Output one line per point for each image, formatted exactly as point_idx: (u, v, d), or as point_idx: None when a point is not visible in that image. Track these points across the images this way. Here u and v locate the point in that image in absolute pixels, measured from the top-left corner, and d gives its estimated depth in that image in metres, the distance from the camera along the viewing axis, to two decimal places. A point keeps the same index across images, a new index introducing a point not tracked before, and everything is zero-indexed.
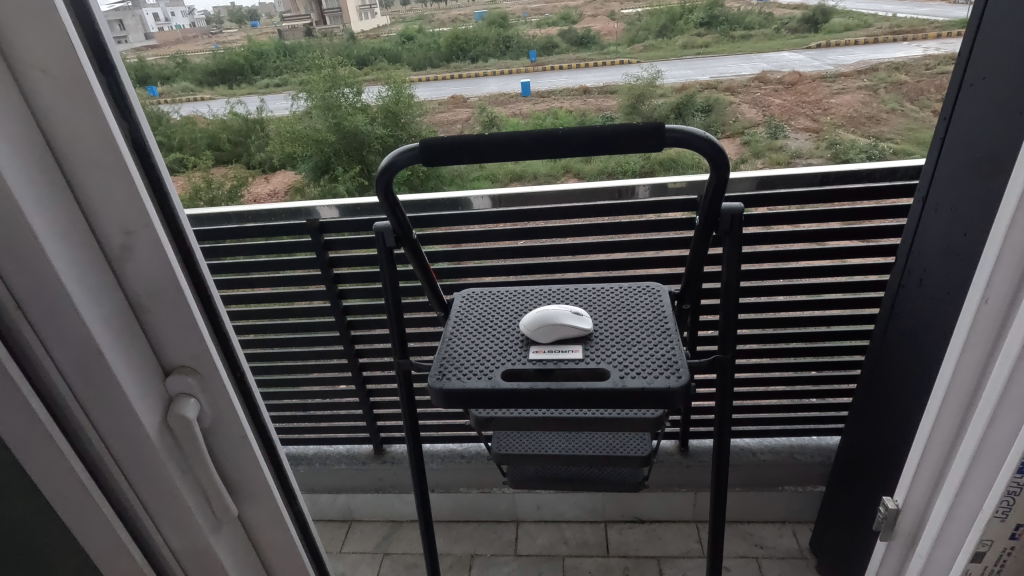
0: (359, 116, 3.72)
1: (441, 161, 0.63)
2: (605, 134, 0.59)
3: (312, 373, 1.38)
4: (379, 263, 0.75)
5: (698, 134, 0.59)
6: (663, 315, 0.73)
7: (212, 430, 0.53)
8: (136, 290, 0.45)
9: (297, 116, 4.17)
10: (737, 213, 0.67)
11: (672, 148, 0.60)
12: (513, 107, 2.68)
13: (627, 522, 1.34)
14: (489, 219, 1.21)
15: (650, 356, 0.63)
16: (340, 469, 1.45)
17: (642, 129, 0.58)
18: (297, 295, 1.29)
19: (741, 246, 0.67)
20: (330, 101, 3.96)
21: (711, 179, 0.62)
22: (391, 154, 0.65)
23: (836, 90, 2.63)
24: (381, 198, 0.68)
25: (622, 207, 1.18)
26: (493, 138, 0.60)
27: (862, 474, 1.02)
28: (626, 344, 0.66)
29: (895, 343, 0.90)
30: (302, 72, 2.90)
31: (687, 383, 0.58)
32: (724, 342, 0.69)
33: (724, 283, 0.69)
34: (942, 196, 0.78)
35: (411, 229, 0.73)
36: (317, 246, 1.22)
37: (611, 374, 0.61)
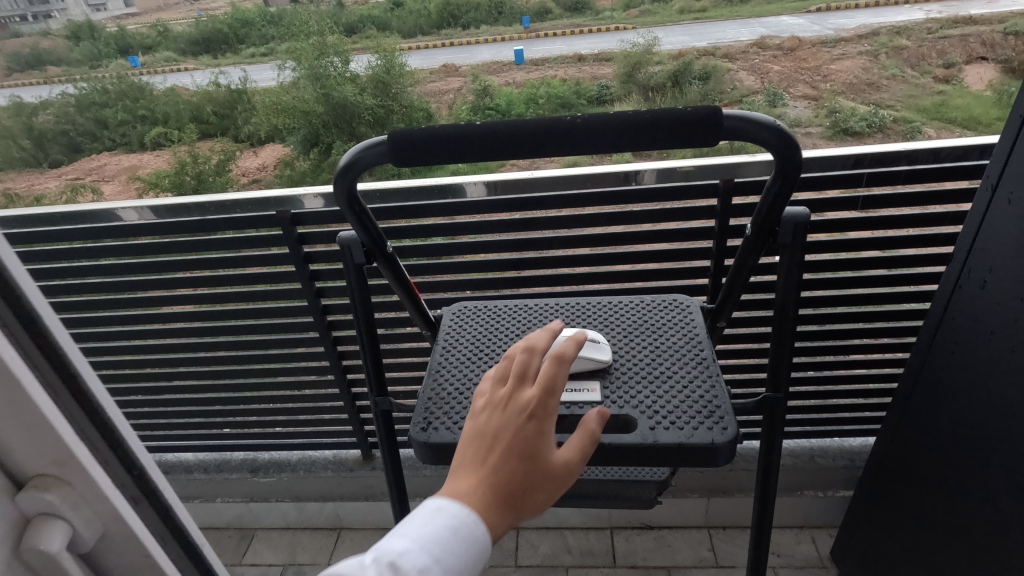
0: (345, 87, 3.54)
1: (425, 159, 0.53)
2: (642, 121, 0.49)
3: (292, 375, 1.29)
4: (346, 279, 0.67)
5: (764, 122, 0.51)
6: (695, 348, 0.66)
7: (99, 553, 0.39)
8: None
9: (286, 89, 4.02)
10: (801, 220, 0.58)
11: (733, 141, 0.51)
12: (504, 79, 2.77)
13: (635, 528, 1.26)
14: (483, 208, 1.10)
15: (686, 400, 0.58)
16: (326, 476, 1.37)
17: (694, 115, 0.49)
18: (273, 294, 1.20)
19: (801, 257, 0.59)
20: (316, 71, 3.84)
21: (777, 169, 0.55)
22: (358, 148, 0.55)
23: (836, 55, 2.61)
24: (342, 205, 0.60)
25: (629, 193, 1.07)
26: (507, 127, 0.50)
27: (895, 485, 0.94)
28: (657, 385, 0.60)
29: (945, 348, 0.81)
30: (286, 40, 2.81)
31: (734, 437, 0.52)
32: (776, 367, 0.63)
33: (780, 298, 0.60)
34: (1018, 185, 0.67)
35: (384, 242, 0.65)
36: (290, 239, 1.10)
37: (637, 422, 0.56)
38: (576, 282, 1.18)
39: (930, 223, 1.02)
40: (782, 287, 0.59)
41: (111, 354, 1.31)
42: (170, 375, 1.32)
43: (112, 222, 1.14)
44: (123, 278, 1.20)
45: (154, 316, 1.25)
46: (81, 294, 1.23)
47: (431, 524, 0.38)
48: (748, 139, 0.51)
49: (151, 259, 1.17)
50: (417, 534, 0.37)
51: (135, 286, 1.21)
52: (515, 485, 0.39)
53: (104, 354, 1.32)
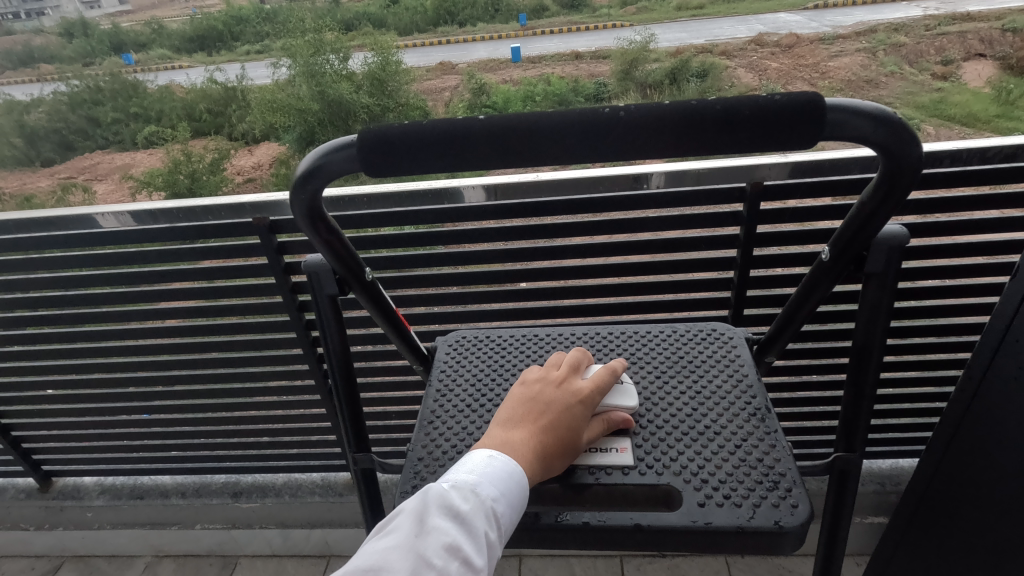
0: (348, 84, 4.81)
1: (421, 165, 0.44)
2: (713, 113, 0.41)
3: (276, 394, 1.23)
4: (317, 308, 0.62)
5: (873, 113, 0.43)
6: (705, 382, 0.69)
7: None
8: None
9: (289, 82, 5.16)
10: (902, 241, 0.54)
11: (834, 136, 0.43)
12: (505, 74, 5.17)
13: (646, 556, 1.25)
14: (481, 213, 1.02)
15: (739, 474, 0.57)
16: (314, 502, 1.31)
17: (786, 104, 0.40)
18: (255, 308, 1.12)
19: (896, 285, 0.57)
20: (314, 71, 4.96)
21: (886, 175, 0.48)
22: (324, 152, 0.47)
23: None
24: (304, 227, 0.53)
25: (636, 198, 1.00)
26: (547, 120, 0.41)
27: (944, 523, 0.86)
28: (704, 454, 0.59)
29: (1006, 378, 0.72)
30: None
31: (802, 519, 0.51)
32: (851, 422, 0.65)
33: (864, 327, 0.60)
34: None
35: (362, 269, 0.60)
36: (269, 249, 1.03)
37: (681, 492, 0.56)
38: (575, 297, 1.12)
39: (921, 234, 1.04)
40: (867, 331, 0.60)
41: (83, 371, 1.23)
42: (147, 392, 1.25)
43: (73, 231, 1.04)
44: (94, 291, 1.12)
45: (132, 331, 1.17)
46: (49, 307, 1.14)
47: (496, 464, 0.47)
48: (850, 134, 0.43)
49: (118, 271, 1.09)
50: (486, 468, 0.47)
51: (99, 301, 1.13)
52: (556, 441, 0.51)
53: (71, 369, 1.23)
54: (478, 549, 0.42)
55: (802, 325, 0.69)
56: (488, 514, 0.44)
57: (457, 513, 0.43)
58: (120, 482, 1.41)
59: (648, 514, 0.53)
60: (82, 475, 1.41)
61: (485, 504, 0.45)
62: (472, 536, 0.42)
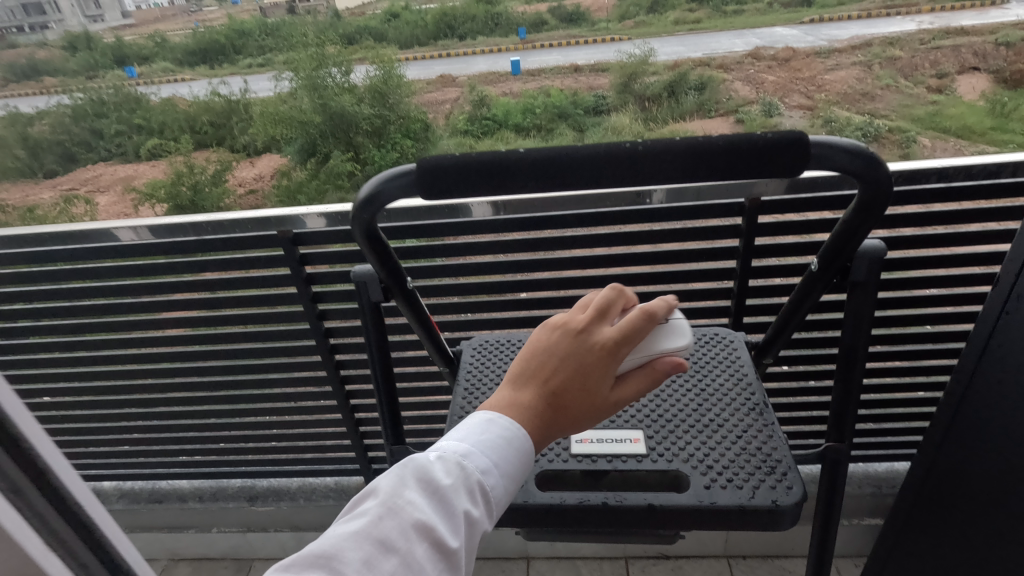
0: (343, 95, 2.52)
1: (458, 193, 0.56)
2: (717, 148, 0.52)
3: (295, 399, 1.28)
4: (363, 309, 0.76)
5: (853, 148, 0.54)
6: (713, 397, 0.81)
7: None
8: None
9: None
10: (878, 255, 0.64)
11: (818, 166, 0.54)
12: None
13: None
14: (494, 227, 1.08)
15: (742, 467, 0.68)
16: (329, 505, 1.35)
17: (777, 140, 0.51)
18: (275, 316, 1.17)
19: (876, 293, 0.66)
20: (316, 85, 2.67)
21: (862, 196, 0.58)
22: (380, 182, 0.59)
23: (830, 66, 2.06)
24: (361, 243, 0.65)
25: (641, 212, 1.05)
26: (581, 152, 0.53)
27: (938, 522, 0.90)
28: (713, 454, 0.71)
29: (997, 383, 0.76)
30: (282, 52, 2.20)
31: (797, 499, 0.63)
32: (840, 419, 0.71)
33: (850, 330, 0.68)
34: None
35: (403, 279, 0.71)
36: (292, 260, 1.08)
37: (686, 477, 0.68)
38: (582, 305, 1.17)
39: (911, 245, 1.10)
40: (852, 333, 0.68)
41: (104, 376, 1.27)
42: (157, 399, 1.29)
43: (101, 239, 1.09)
44: (116, 299, 1.17)
45: (143, 340, 1.22)
46: (72, 313, 1.19)
47: (489, 433, 0.51)
48: (831, 164, 0.54)
49: (141, 279, 1.14)
50: (479, 438, 0.51)
51: (121, 308, 1.18)
52: (565, 399, 0.53)
53: (92, 375, 1.28)
54: (452, 531, 0.44)
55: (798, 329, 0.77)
56: (471, 490, 0.47)
57: (443, 486, 0.47)
58: (138, 487, 1.44)
59: (660, 496, 0.65)
60: (101, 479, 1.44)
61: (471, 479, 0.48)
62: (447, 516, 0.45)
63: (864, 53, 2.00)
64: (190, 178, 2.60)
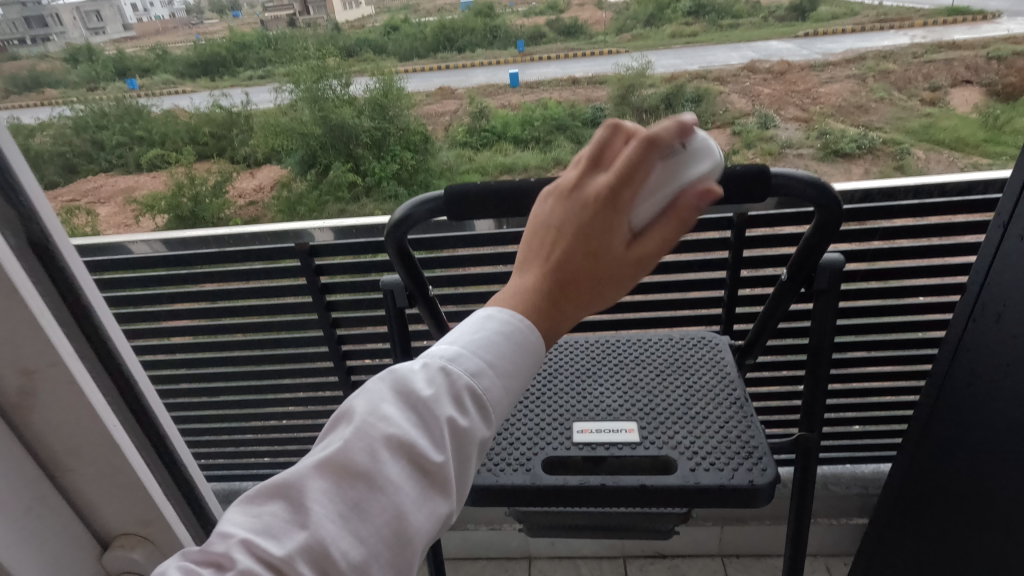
0: (343, 108, 2.20)
1: (447, 215, 1.14)
2: (735, 172, 1.00)
3: None
4: (389, 309, 1.36)
5: (802, 179, 1.05)
6: (657, 387, 1.46)
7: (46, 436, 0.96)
8: (44, 440, 0.95)
9: None
10: (836, 264, 1.19)
11: (782, 188, 1.06)
12: None
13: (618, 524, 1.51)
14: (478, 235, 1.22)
15: (692, 436, 1.30)
16: None
17: (756, 172, 1.02)
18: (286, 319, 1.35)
19: (838, 286, 1.20)
20: (318, 98, 2.20)
21: (822, 207, 1.10)
22: (404, 209, 1.18)
23: (824, 79, 1.95)
24: (395, 259, 1.25)
25: None
26: None
27: None
28: (676, 428, 1.32)
29: None
30: (284, 64, 2.07)
31: (768, 477, 1.16)
32: (820, 354, 1.28)
33: (823, 305, 1.23)
34: None
35: (412, 267, 1.25)
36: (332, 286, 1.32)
37: (682, 463, 1.23)
38: None
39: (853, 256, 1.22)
40: (825, 308, 1.23)
41: None
42: None
43: None
44: None
45: None
46: None
47: (482, 338, 0.83)
48: (792, 188, 1.06)
49: None
50: (473, 341, 0.83)
51: None
52: (561, 269, 0.84)
53: None
54: (428, 447, 0.74)
55: (784, 308, 1.30)
56: (454, 399, 0.78)
57: (422, 397, 0.76)
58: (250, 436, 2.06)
59: (652, 480, 1.19)
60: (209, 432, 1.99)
61: (453, 391, 0.79)
62: (421, 433, 0.75)
63: (857, 66, 1.92)
64: (191, 191, 2.31)
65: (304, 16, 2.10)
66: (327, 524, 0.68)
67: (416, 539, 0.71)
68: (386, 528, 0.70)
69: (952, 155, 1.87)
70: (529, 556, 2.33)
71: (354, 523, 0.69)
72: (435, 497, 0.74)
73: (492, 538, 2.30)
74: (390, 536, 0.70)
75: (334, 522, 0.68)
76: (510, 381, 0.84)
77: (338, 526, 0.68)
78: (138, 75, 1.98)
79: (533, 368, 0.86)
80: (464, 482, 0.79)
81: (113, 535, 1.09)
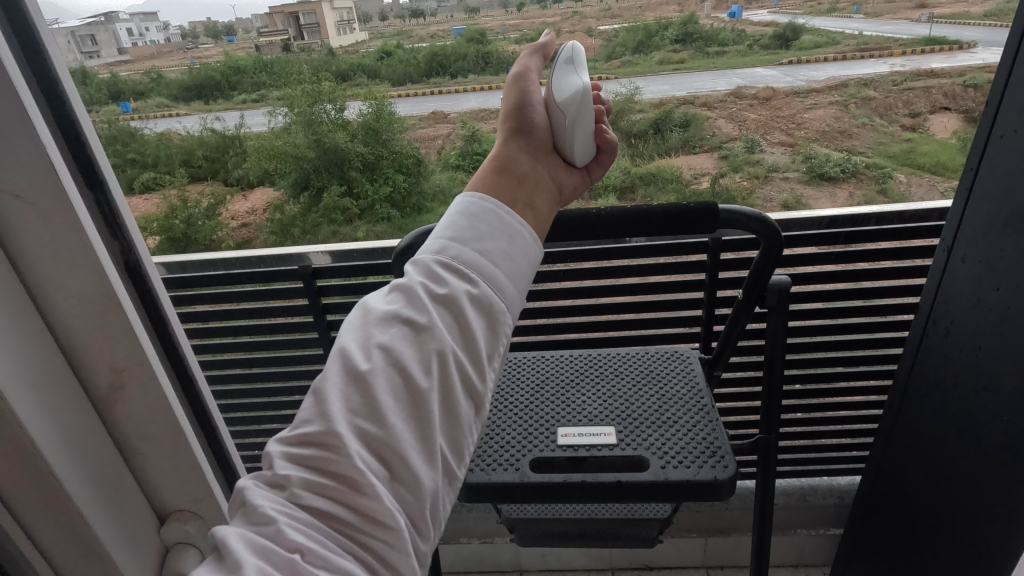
0: (337, 132, 2.33)
1: None
2: (680, 209, 1.18)
3: None
4: None
5: (745, 213, 1.22)
6: (633, 393, 1.52)
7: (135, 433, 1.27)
8: (125, 425, 1.25)
9: None
10: (784, 284, 1.28)
11: (729, 219, 1.22)
12: None
13: (603, 524, 1.59)
14: None
15: (664, 437, 1.35)
16: None
17: (700, 208, 1.18)
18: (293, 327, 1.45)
19: (785, 304, 1.29)
20: (312, 121, 2.32)
21: (767, 237, 1.24)
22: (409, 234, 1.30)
23: (807, 105, 2.16)
24: None
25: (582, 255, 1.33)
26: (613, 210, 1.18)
27: None
28: (649, 430, 1.38)
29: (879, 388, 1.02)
30: (278, 88, 2.20)
31: (732, 474, 1.22)
32: (772, 369, 1.34)
33: (774, 320, 1.31)
34: None
35: None
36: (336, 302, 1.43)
37: (653, 463, 1.28)
38: None
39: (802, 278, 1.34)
40: (775, 326, 1.31)
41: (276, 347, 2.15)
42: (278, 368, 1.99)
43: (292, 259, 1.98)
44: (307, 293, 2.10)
45: None
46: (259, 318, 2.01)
47: (452, 217, 0.86)
48: (737, 220, 1.22)
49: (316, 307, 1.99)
50: (442, 230, 0.85)
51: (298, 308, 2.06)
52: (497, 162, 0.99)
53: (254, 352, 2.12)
54: (416, 312, 0.76)
55: (744, 324, 1.38)
56: (430, 274, 0.80)
57: (405, 283, 0.80)
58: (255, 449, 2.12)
59: (626, 476, 1.26)
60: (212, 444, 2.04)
61: (427, 266, 0.81)
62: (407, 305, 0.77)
63: (838, 93, 2.14)
64: (185, 212, 2.19)
65: (298, 42, 2.20)
66: (338, 406, 0.71)
67: (424, 392, 0.73)
68: (394, 390, 0.72)
69: (931, 179, 1.92)
70: (521, 569, 2.34)
71: (364, 400, 0.72)
72: (430, 355, 0.75)
73: (483, 551, 2.32)
74: (399, 394, 0.73)
75: (340, 395, 0.71)
76: (484, 245, 0.83)
77: (347, 397, 0.72)
78: (134, 97, 1.92)
79: (506, 227, 0.86)
80: (470, 339, 0.78)
81: (170, 508, 1.37)
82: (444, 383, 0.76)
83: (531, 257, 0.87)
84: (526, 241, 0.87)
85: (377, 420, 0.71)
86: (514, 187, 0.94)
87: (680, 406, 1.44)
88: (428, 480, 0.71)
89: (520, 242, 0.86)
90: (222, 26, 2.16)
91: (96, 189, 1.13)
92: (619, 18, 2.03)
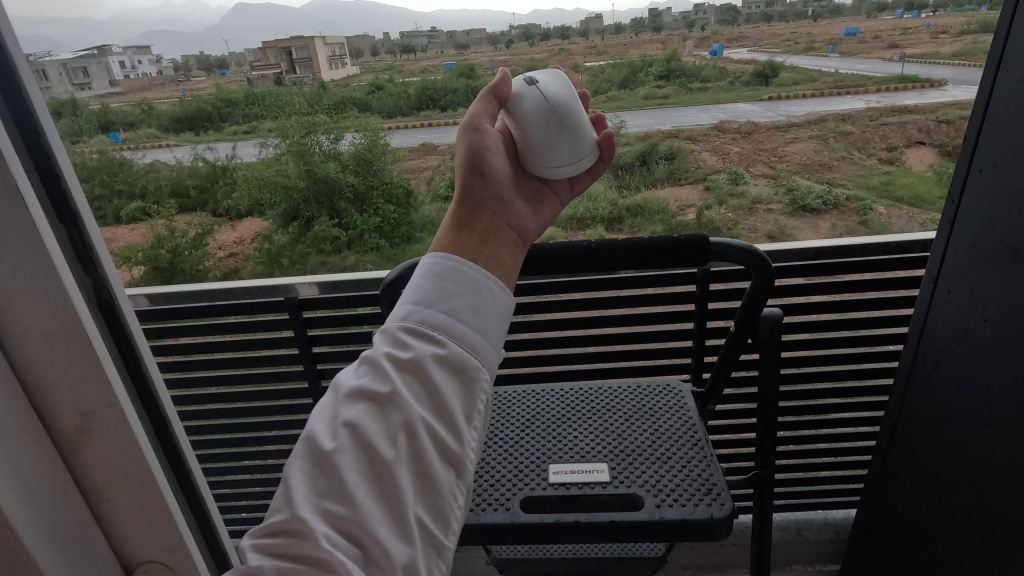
0: (328, 163, 2.25)
1: None
2: (672, 241, 1.18)
3: None
4: None
5: (737, 246, 1.23)
6: (625, 427, 1.50)
7: (103, 482, 0.96)
8: (89, 476, 0.95)
9: None
10: (777, 317, 1.29)
11: (721, 251, 1.24)
12: None
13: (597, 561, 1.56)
14: None
15: (658, 475, 1.33)
16: None
17: (692, 241, 1.18)
18: None
19: (779, 334, 1.29)
20: (304, 152, 2.25)
21: (761, 270, 1.25)
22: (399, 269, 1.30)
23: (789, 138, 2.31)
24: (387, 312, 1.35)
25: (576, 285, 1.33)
26: (604, 243, 1.19)
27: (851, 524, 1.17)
28: (642, 466, 1.36)
29: None
30: (271, 120, 2.22)
31: (728, 512, 1.21)
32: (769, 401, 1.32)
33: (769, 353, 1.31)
34: None
35: None
36: None
37: (647, 501, 1.26)
38: None
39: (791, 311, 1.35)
40: (771, 357, 1.30)
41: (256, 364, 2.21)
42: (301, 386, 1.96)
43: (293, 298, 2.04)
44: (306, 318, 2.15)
45: None
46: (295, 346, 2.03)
47: (415, 278, 0.84)
48: (729, 253, 1.24)
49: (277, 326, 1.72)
50: (404, 295, 0.82)
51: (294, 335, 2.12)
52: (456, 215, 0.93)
53: (251, 375, 2.21)
54: (378, 383, 0.74)
55: (737, 355, 1.37)
56: (391, 341, 0.78)
57: (371, 355, 0.78)
58: None
59: (619, 517, 1.24)
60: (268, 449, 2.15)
61: (390, 334, 0.79)
62: (371, 375, 0.75)
63: (819, 127, 2.25)
64: (171, 243, 2.25)
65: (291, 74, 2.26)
66: (303, 487, 0.67)
67: (390, 463, 0.69)
68: (360, 466, 0.69)
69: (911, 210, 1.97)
70: None
71: (332, 480, 0.68)
72: (397, 425, 0.72)
73: None
74: (366, 469, 0.69)
75: (306, 479, 0.68)
76: (446, 305, 0.80)
77: (312, 480, 0.68)
78: (124, 128, 1.99)
79: (470, 283, 0.83)
80: (440, 403, 0.75)
81: (139, 561, 1.03)
82: (414, 452, 0.72)
83: (502, 310, 0.84)
84: (494, 295, 0.84)
85: (345, 498, 0.66)
86: (476, 241, 0.90)
87: (675, 439, 1.43)
88: (404, 556, 0.66)
89: (487, 295, 0.83)
90: (215, 60, 2.33)
91: (67, 217, 0.93)
92: (606, 55, 2.10)
